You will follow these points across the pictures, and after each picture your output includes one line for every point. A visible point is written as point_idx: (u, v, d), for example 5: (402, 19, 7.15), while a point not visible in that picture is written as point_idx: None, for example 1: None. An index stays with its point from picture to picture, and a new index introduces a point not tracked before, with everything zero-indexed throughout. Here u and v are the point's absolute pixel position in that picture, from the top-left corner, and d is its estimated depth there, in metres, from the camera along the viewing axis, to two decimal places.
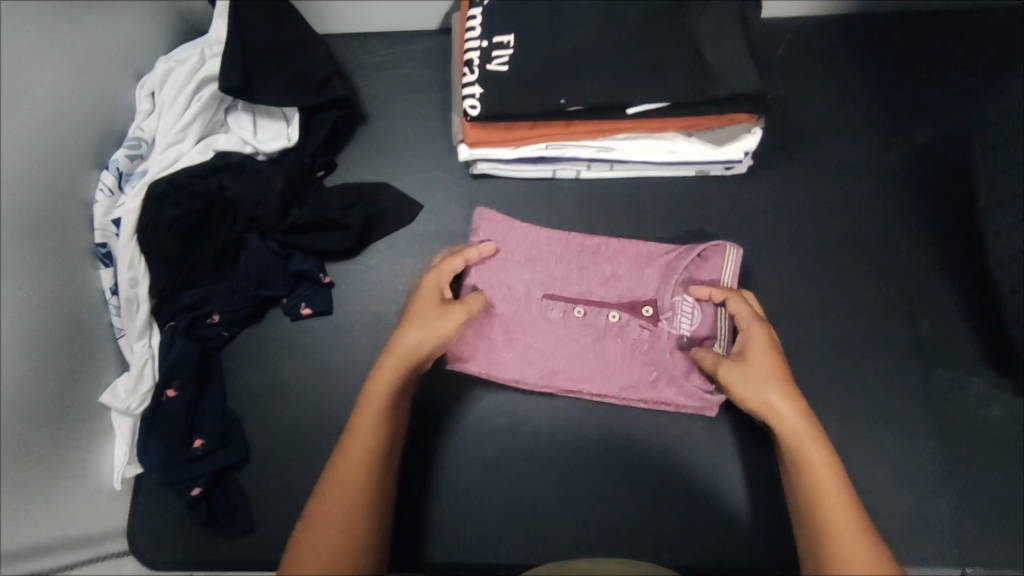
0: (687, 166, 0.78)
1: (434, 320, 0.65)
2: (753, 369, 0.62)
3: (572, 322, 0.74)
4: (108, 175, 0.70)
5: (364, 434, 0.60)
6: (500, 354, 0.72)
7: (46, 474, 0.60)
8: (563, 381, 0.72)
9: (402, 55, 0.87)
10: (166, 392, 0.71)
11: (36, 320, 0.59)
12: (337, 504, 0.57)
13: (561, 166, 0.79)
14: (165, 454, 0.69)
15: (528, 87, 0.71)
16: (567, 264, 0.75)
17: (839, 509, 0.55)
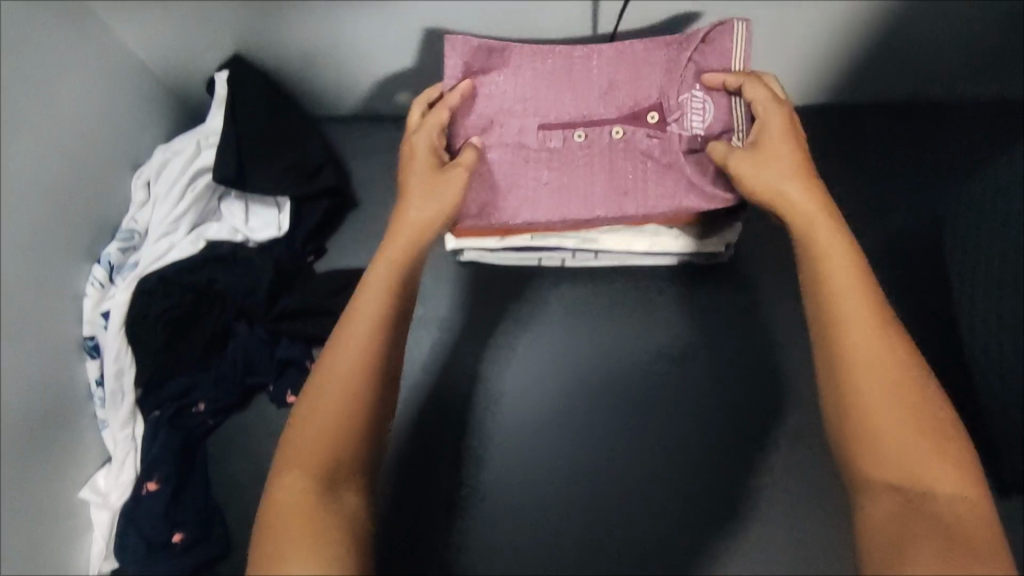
0: (668, 257, 0.80)
1: (425, 198, 0.58)
2: (770, 160, 0.55)
3: (569, 150, 0.63)
4: (101, 268, 0.72)
5: (354, 343, 0.48)
6: (502, 211, 0.63)
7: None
8: (577, 210, 0.63)
9: (394, 138, 0.89)
10: (146, 485, 0.70)
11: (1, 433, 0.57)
12: (324, 422, 0.46)
13: (545, 256, 0.81)
14: (145, 549, 0.68)
15: None
16: (558, 83, 0.63)
17: (869, 342, 0.45)
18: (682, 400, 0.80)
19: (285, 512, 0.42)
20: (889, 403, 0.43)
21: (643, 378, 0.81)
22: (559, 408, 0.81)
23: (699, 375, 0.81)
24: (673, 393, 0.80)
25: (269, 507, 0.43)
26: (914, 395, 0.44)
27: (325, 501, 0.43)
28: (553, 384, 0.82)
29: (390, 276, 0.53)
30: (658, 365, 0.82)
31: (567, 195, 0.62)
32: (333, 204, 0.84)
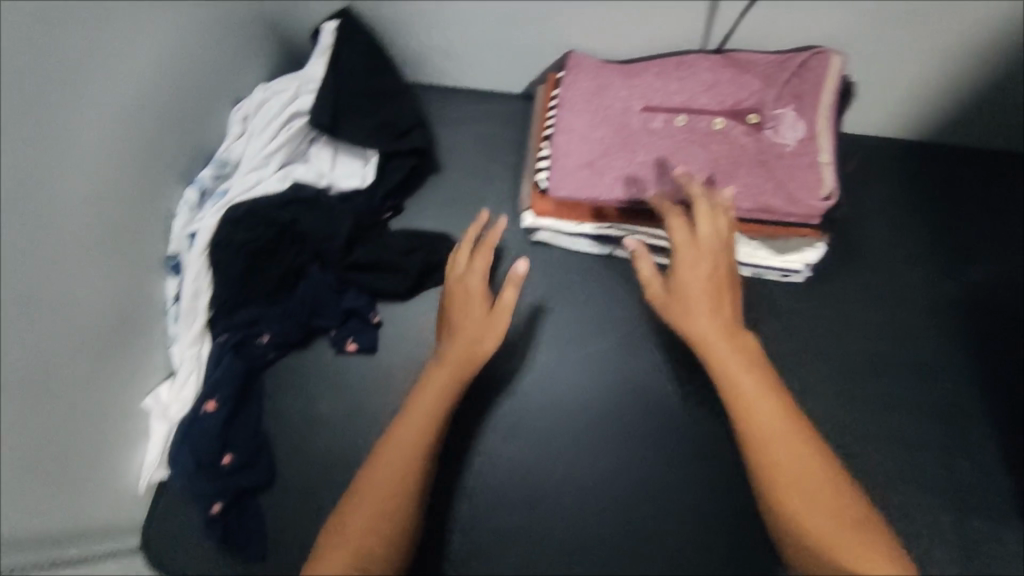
0: (745, 268, 0.79)
1: (484, 327, 0.66)
2: (683, 292, 0.59)
3: (670, 132, 0.73)
4: (193, 192, 0.74)
5: (407, 436, 0.59)
6: (603, 178, 0.74)
7: (82, 467, 0.63)
8: (666, 193, 0.72)
9: (482, 113, 0.90)
10: (205, 405, 0.72)
11: (83, 322, 0.60)
12: (376, 493, 0.56)
13: (619, 247, 0.81)
14: (194, 466, 0.70)
15: (601, 174, 0.74)
16: (667, 78, 0.74)
17: (784, 448, 0.51)
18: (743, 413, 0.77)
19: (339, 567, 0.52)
20: (815, 500, 0.50)
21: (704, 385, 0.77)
22: (554, 425, 0.78)
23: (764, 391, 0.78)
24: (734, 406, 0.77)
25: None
26: (830, 488, 0.50)
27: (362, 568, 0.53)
28: (609, 378, 0.79)
29: (447, 379, 0.63)
30: (713, 384, 0.78)
31: (656, 174, 0.72)
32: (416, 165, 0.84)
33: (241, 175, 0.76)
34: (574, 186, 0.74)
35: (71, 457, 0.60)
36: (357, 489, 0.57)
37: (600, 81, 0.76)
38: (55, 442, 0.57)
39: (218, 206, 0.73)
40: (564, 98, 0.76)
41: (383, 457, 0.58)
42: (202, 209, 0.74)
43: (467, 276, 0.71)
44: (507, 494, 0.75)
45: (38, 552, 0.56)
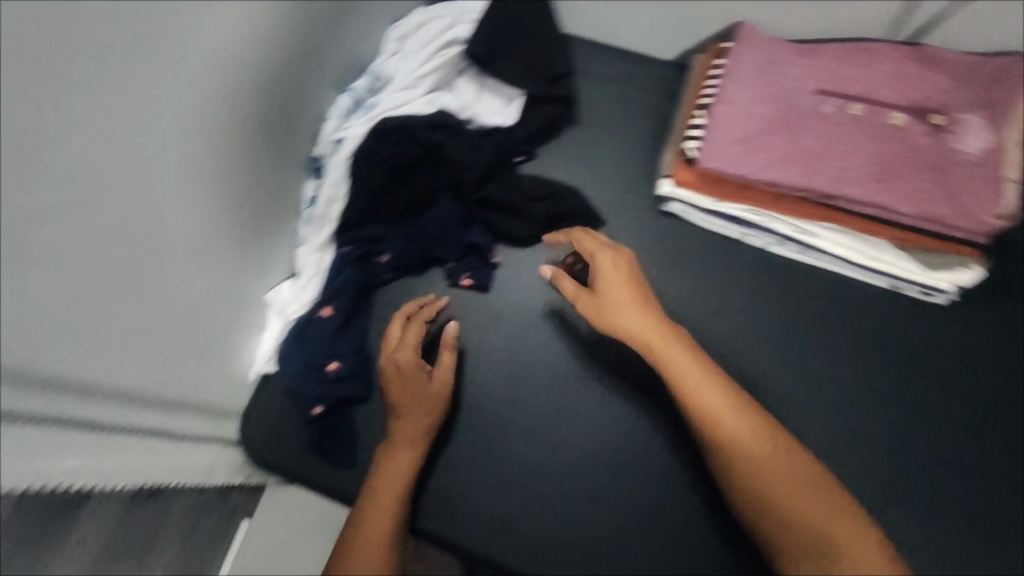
0: (881, 277, 0.76)
1: (425, 398, 0.70)
2: (608, 297, 0.64)
3: (843, 120, 0.69)
4: (344, 101, 0.75)
5: (392, 482, 0.66)
6: (756, 156, 0.70)
7: (196, 344, 0.64)
8: (826, 182, 0.68)
9: (629, 73, 0.88)
10: (322, 310, 0.73)
11: (227, 216, 0.64)
12: (371, 535, 0.63)
13: (752, 233, 0.78)
14: (303, 365, 0.73)
15: (759, 151, 0.70)
16: (848, 63, 0.70)
17: (752, 446, 0.58)
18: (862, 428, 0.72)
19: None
20: (779, 485, 0.56)
21: (822, 389, 0.74)
22: (517, 407, 0.75)
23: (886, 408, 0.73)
24: (852, 417, 0.73)
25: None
26: (790, 466, 0.57)
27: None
28: (723, 361, 0.75)
29: (407, 466, 0.68)
30: (831, 389, 0.74)
31: (818, 161, 0.68)
32: (557, 114, 0.82)
33: (390, 93, 0.76)
34: (728, 160, 0.70)
35: (178, 334, 0.60)
36: (353, 537, 0.63)
37: (772, 57, 0.72)
38: (158, 314, 0.56)
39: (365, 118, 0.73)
40: (729, 69, 0.73)
41: (373, 506, 0.65)
42: (348, 119, 0.75)
43: (408, 376, 0.70)
44: (510, 465, 0.73)
45: (119, 418, 0.55)
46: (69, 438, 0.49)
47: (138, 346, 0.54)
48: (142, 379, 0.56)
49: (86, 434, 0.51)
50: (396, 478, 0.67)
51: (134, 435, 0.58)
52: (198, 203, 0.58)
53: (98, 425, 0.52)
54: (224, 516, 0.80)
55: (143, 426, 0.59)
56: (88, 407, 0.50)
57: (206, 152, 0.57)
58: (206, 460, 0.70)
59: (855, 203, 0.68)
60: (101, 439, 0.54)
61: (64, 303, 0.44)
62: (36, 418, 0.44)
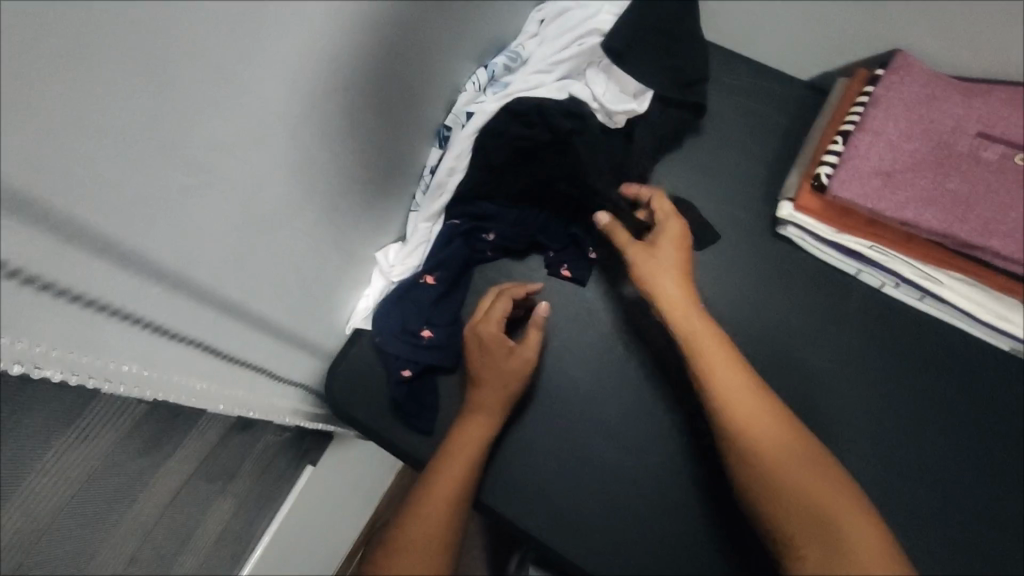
0: (1002, 338, 0.72)
1: (504, 374, 0.71)
2: (656, 256, 0.68)
3: (1002, 167, 0.64)
4: (482, 74, 0.77)
5: (460, 459, 0.67)
6: (895, 193, 0.66)
7: (300, 285, 0.64)
8: (971, 231, 0.64)
9: (761, 89, 0.85)
10: (424, 277, 0.75)
11: (352, 167, 0.65)
12: (434, 508, 0.64)
13: (868, 271, 0.75)
14: (399, 327, 0.74)
15: (899, 185, 0.66)
16: (1016, 109, 0.65)
17: (766, 418, 0.58)
18: (970, 493, 0.67)
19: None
20: (770, 448, 0.57)
21: (932, 444, 0.69)
22: (580, 419, 0.75)
23: (999, 477, 0.68)
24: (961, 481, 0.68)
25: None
26: (800, 448, 0.57)
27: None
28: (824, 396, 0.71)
29: (477, 441, 0.69)
30: (936, 445, 0.69)
31: (966, 206, 0.64)
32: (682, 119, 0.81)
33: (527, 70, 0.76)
34: (865, 191, 0.67)
35: (284, 269, 0.60)
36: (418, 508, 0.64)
37: (929, 92, 0.68)
38: (270, 243, 0.56)
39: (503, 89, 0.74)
40: (879, 98, 0.70)
41: (438, 480, 0.66)
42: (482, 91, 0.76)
43: (490, 349, 0.71)
44: (563, 475, 0.72)
45: (220, 340, 0.55)
46: (170, 350, 0.49)
47: (246, 269, 0.54)
48: (246, 305, 0.57)
49: (190, 350, 0.51)
50: (467, 455, 0.68)
51: (234, 362, 0.59)
52: (336, 157, 0.61)
53: (201, 342, 0.53)
54: (297, 456, 0.83)
55: (241, 354, 0.59)
56: (218, 331, 0.54)
57: (345, 98, 0.57)
58: (291, 402, 0.72)
59: (999, 257, 0.64)
60: (228, 362, 0.58)
61: (220, 231, 0.48)
62: (174, 333, 0.49)
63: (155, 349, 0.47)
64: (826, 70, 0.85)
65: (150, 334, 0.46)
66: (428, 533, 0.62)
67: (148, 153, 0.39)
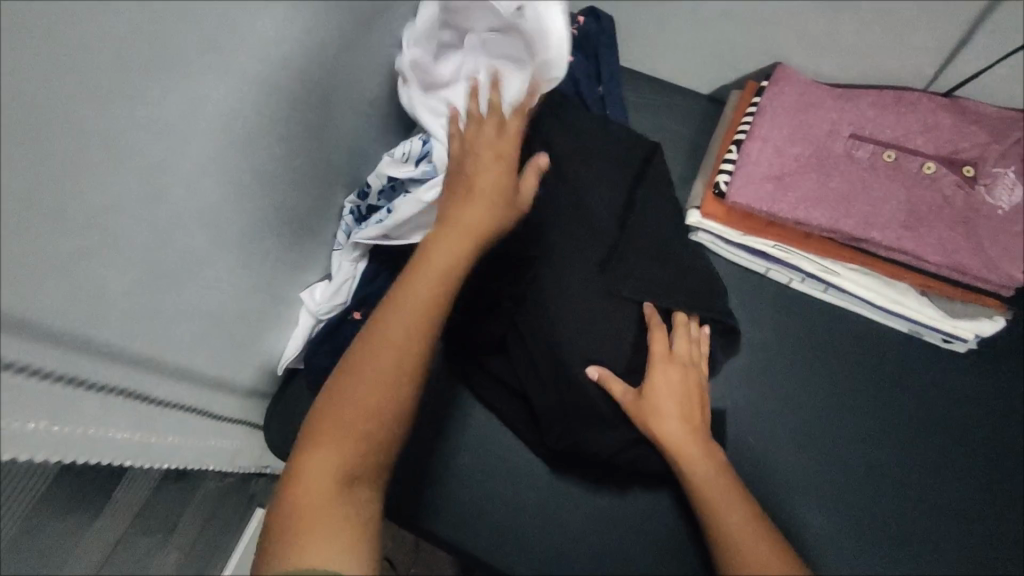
0: (902, 321, 0.77)
1: (479, 214, 0.65)
2: (656, 403, 0.68)
3: (875, 164, 0.70)
4: (416, 144, 0.74)
5: (411, 303, 0.60)
6: (787, 195, 0.71)
7: (226, 326, 0.66)
8: (853, 225, 0.69)
9: (667, 106, 0.90)
10: (353, 313, 0.78)
11: (270, 214, 0.66)
12: (372, 369, 0.57)
13: (775, 268, 0.79)
14: (329, 366, 0.77)
15: (788, 188, 0.71)
16: (883, 110, 0.72)
17: (746, 535, 0.60)
18: (876, 470, 0.73)
19: (312, 505, 0.52)
20: None
21: (839, 425, 0.75)
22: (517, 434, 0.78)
23: (901, 453, 0.74)
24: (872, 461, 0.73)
25: (274, 543, 0.51)
26: (771, 552, 0.59)
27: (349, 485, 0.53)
28: (736, 391, 0.76)
29: (440, 281, 0.61)
30: (840, 427, 0.75)
31: (847, 203, 0.69)
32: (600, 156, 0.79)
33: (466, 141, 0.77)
34: (759, 194, 0.71)
35: (208, 317, 0.62)
36: (351, 368, 0.57)
37: (807, 98, 0.74)
38: (186, 294, 0.57)
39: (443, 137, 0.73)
40: (766, 106, 0.75)
41: (380, 331, 0.58)
42: (420, 166, 0.73)
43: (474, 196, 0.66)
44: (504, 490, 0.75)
45: (144, 391, 0.56)
46: (86, 410, 0.50)
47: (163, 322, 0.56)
48: (166, 354, 0.58)
49: (109, 407, 0.53)
50: (428, 299, 0.60)
51: (159, 415, 0.59)
52: (249, 205, 0.62)
53: (123, 394, 0.54)
54: (243, 505, 0.83)
55: (167, 407, 0.60)
56: (136, 380, 0.55)
57: (249, 150, 0.59)
58: (232, 448, 0.73)
59: (882, 246, 0.69)
60: (152, 411, 0.58)
61: (122, 282, 0.49)
62: (85, 391, 0.49)
63: (67, 417, 0.48)
64: (723, 83, 0.90)
65: (57, 402, 0.47)
66: (357, 402, 0.56)
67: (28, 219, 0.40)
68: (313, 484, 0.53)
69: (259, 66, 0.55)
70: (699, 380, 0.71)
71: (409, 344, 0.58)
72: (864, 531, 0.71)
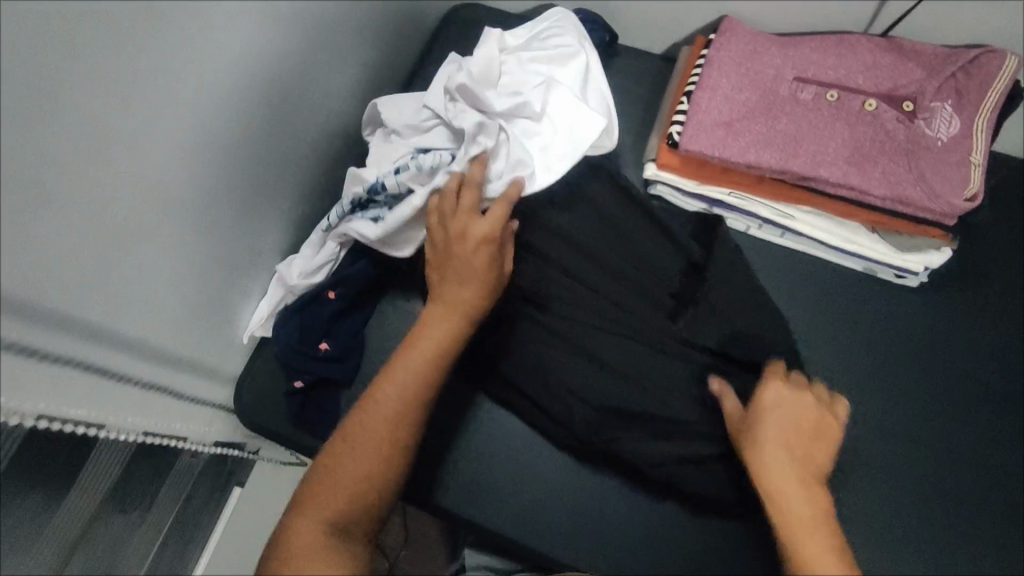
0: (855, 260, 0.80)
1: (466, 272, 0.66)
2: (753, 421, 0.63)
3: (820, 104, 0.72)
4: (442, 159, 0.71)
5: (414, 365, 0.62)
6: (737, 140, 0.72)
7: (184, 299, 0.65)
8: (802, 165, 0.71)
9: (621, 65, 0.91)
10: (326, 292, 0.78)
11: (226, 182, 0.66)
12: (374, 428, 0.60)
13: (732, 216, 0.81)
14: (297, 341, 0.77)
15: (738, 134, 0.72)
16: (825, 52, 0.74)
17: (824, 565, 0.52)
18: (836, 403, 0.76)
19: (300, 556, 0.54)
20: None
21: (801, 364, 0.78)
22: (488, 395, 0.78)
23: (862, 386, 0.77)
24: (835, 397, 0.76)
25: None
26: None
27: (337, 533, 0.56)
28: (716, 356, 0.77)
29: (444, 339, 0.64)
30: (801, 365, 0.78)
31: (795, 144, 0.71)
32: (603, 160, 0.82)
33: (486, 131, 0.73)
34: (712, 141, 0.73)
35: (166, 287, 0.62)
36: (356, 425, 0.60)
37: (753, 46, 0.76)
38: (142, 260, 0.57)
39: (475, 142, 0.69)
40: (713, 56, 0.76)
41: (383, 388, 0.61)
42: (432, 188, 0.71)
43: (461, 252, 0.66)
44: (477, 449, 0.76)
45: (104, 356, 0.56)
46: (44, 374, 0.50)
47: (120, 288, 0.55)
48: (126, 321, 0.57)
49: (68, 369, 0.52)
50: (429, 362, 0.63)
51: (121, 384, 0.59)
52: (205, 173, 0.62)
53: (82, 359, 0.54)
54: (217, 485, 0.82)
55: (128, 376, 0.60)
56: (96, 348, 0.55)
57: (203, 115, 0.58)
58: (201, 422, 0.74)
59: (830, 184, 0.71)
60: (114, 384, 0.58)
61: (74, 245, 0.49)
62: (46, 356, 0.50)
63: (25, 383, 0.48)
64: (673, 42, 0.91)
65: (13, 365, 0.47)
66: (359, 463, 0.59)
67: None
68: (309, 526, 0.56)
69: (211, 26, 0.55)
70: (828, 421, 0.63)
71: (409, 406, 0.61)
72: (826, 461, 0.74)
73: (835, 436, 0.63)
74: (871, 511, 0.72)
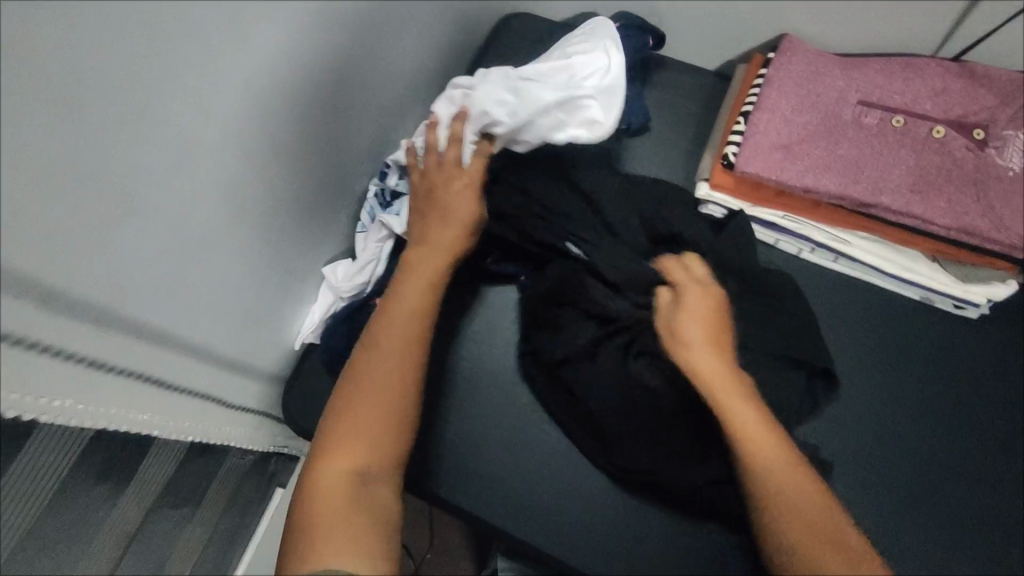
0: (912, 288, 0.77)
1: (456, 213, 0.70)
2: (677, 322, 0.65)
3: (885, 129, 0.70)
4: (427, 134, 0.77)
5: (413, 291, 0.65)
6: (795, 163, 0.71)
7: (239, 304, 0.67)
8: (863, 190, 0.69)
9: (675, 81, 0.90)
10: (374, 298, 0.79)
11: (284, 191, 0.67)
12: (386, 356, 0.60)
13: (785, 240, 0.79)
14: (345, 347, 0.78)
15: (797, 157, 0.71)
16: (891, 76, 0.72)
17: (791, 485, 0.57)
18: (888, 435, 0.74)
19: (330, 507, 0.51)
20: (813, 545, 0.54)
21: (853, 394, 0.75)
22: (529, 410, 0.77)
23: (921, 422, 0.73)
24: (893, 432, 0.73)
25: (294, 545, 0.50)
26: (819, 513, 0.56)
27: (364, 479, 0.54)
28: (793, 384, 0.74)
29: (438, 268, 0.68)
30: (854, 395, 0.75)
31: (856, 169, 0.69)
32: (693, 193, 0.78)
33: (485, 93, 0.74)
34: (768, 163, 0.71)
35: (224, 293, 0.63)
36: (363, 357, 0.61)
37: (815, 67, 0.74)
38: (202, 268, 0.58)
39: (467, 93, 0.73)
40: (774, 75, 0.75)
41: (388, 314, 0.63)
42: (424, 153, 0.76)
43: (453, 193, 0.71)
44: None
45: (161, 360, 0.58)
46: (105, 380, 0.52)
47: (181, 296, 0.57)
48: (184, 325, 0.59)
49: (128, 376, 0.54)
50: (427, 288, 0.66)
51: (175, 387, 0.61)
52: (265, 181, 0.63)
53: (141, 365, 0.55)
54: (257, 485, 0.84)
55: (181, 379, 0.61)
56: (155, 352, 0.56)
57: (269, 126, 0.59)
58: (249, 424, 0.76)
59: (891, 211, 0.69)
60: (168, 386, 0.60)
61: (143, 255, 0.50)
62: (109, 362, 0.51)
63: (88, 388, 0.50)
64: (729, 58, 0.90)
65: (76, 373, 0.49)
66: (375, 392, 0.58)
67: (69, 191, 0.41)
68: (332, 467, 0.54)
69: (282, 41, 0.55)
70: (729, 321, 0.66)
71: (417, 332, 0.63)
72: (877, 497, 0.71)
73: (729, 326, 0.66)
74: (928, 549, 0.69)
